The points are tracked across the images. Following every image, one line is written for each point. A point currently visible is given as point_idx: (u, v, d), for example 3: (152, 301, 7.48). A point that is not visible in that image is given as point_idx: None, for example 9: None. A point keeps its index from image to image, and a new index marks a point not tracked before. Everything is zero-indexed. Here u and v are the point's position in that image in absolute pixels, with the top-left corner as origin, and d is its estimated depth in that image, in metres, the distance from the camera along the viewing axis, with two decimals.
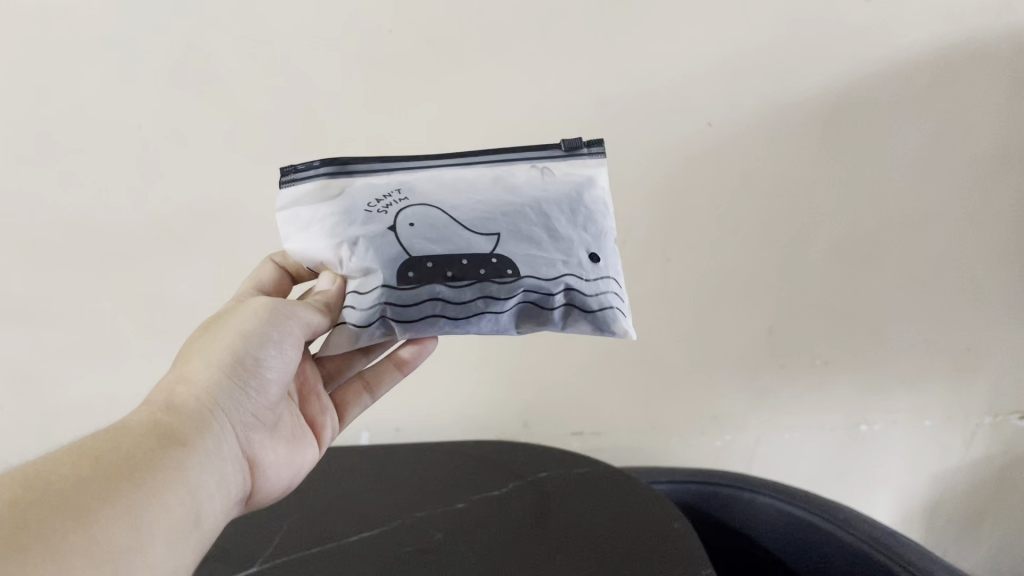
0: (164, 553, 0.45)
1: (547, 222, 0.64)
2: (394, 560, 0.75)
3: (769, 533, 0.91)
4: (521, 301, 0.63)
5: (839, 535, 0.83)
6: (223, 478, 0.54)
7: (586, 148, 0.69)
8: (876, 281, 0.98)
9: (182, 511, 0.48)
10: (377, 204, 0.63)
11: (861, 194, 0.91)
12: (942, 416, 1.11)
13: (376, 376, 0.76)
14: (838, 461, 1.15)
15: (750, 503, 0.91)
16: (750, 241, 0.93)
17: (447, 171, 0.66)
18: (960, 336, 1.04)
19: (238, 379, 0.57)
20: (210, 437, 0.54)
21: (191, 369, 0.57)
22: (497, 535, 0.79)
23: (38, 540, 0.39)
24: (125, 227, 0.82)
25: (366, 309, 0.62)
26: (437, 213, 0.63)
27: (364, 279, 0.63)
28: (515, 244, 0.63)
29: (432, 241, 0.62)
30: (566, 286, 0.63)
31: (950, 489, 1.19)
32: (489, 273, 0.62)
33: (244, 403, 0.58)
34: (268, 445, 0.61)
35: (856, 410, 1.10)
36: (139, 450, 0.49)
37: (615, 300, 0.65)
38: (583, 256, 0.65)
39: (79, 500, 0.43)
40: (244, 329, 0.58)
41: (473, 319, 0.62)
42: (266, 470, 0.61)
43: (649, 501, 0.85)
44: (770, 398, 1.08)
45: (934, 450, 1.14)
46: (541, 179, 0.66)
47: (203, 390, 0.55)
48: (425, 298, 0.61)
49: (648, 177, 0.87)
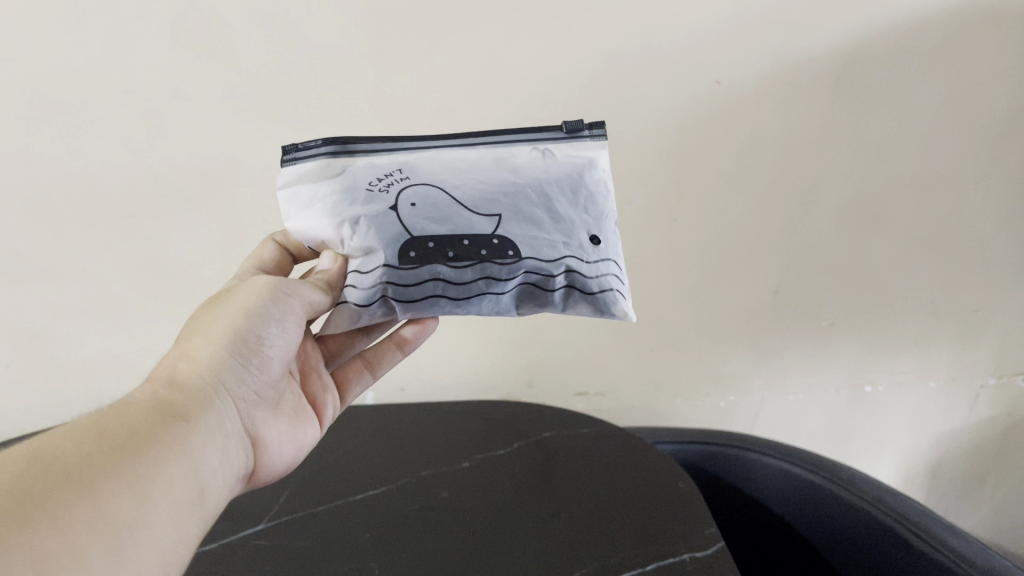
0: (166, 532, 0.43)
1: (547, 204, 0.64)
2: (400, 518, 0.76)
3: (772, 492, 0.91)
4: (521, 282, 0.62)
5: (841, 494, 0.83)
6: (223, 457, 0.52)
7: (586, 131, 0.68)
8: (883, 242, 0.98)
9: (185, 488, 0.46)
10: (378, 183, 0.63)
11: (870, 153, 0.90)
12: (946, 378, 1.11)
13: (377, 356, 0.75)
14: (842, 422, 1.16)
15: (754, 463, 0.91)
16: (757, 201, 0.93)
17: (446, 151, 0.66)
18: (967, 298, 1.03)
19: (240, 355, 0.55)
20: (212, 415, 0.52)
21: (193, 345, 0.55)
22: (502, 494, 0.80)
23: (42, 512, 0.37)
24: (127, 185, 0.82)
25: (367, 288, 0.60)
26: (438, 192, 0.63)
27: (365, 261, 0.61)
28: (515, 224, 0.63)
29: (434, 220, 0.62)
30: (567, 268, 0.63)
31: (953, 449, 1.19)
32: (490, 254, 0.61)
33: (245, 380, 0.56)
34: (269, 424, 0.59)
35: (860, 370, 1.10)
36: (142, 423, 0.47)
37: (614, 282, 0.65)
38: (583, 238, 0.64)
39: (83, 471, 0.41)
40: (246, 306, 0.57)
41: (473, 300, 0.61)
42: (266, 447, 0.59)
43: (653, 460, 0.85)
44: (775, 359, 1.08)
45: (938, 410, 1.14)
46: (542, 161, 0.65)
47: (204, 366, 0.53)
48: (426, 278, 0.60)
49: (654, 136, 0.86)
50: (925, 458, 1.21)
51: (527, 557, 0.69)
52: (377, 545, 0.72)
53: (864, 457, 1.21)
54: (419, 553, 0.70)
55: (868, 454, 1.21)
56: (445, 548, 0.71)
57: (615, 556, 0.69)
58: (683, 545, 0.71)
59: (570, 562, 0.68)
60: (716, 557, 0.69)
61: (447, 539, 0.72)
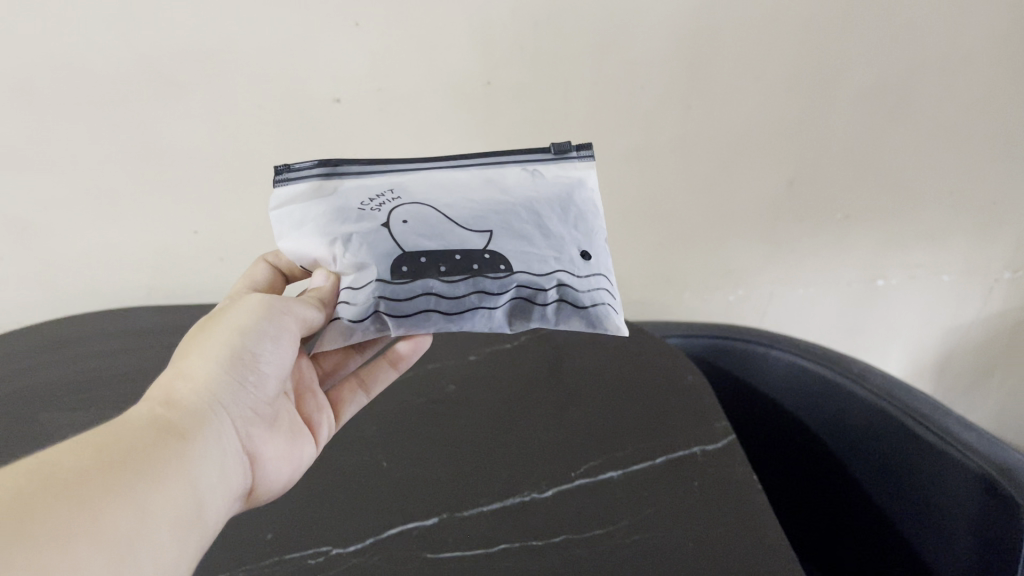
0: (166, 553, 0.40)
1: (538, 220, 0.61)
2: (406, 411, 0.75)
3: (781, 385, 0.91)
4: (513, 297, 0.59)
5: (851, 387, 0.82)
6: (223, 478, 0.49)
7: (575, 152, 0.64)
8: (905, 131, 0.94)
9: (186, 508, 0.43)
10: (371, 203, 0.59)
11: (898, 36, 0.85)
12: (961, 272, 1.09)
13: (371, 373, 0.72)
14: (853, 314, 1.15)
15: (762, 357, 0.91)
16: (777, 88, 0.88)
17: (438, 172, 0.61)
18: (986, 189, 1.01)
19: (237, 372, 0.52)
20: (211, 433, 0.48)
21: (187, 363, 0.51)
22: (509, 388, 0.79)
23: (41, 530, 0.34)
24: (115, 68, 0.77)
25: (360, 304, 0.57)
26: (430, 210, 0.59)
27: (358, 270, 0.58)
28: (507, 240, 0.60)
29: (426, 236, 0.58)
30: (559, 282, 0.60)
31: (963, 342, 1.19)
32: (482, 267, 0.58)
33: (243, 398, 0.52)
34: (267, 442, 0.55)
35: (872, 262, 1.08)
36: (139, 440, 0.43)
37: (608, 296, 0.61)
38: (575, 253, 0.61)
39: (82, 487, 0.38)
40: (240, 323, 0.53)
41: (466, 316, 0.58)
42: (265, 467, 0.55)
43: (661, 354, 0.84)
44: (787, 252, 1.06)
45: (950, 305, 1.13)
46: (530, 183, 0.62)
47: (201, 383, 0.50)
48: (419, 293, 0.57)
49: (672, 17, 0.81)
50: (934, 348, 1.20)
51: (534, 452, 0.69)
52: (384, 439, 0.71)
53: (873, 349, 1.20)
54: (426, 447, 0.70)
55: (877, 346, 1.20)
56: (452, 443, 0.70)
57: (622, 450, 0.69)
58: (693, 438, 0.70)
59: (577, 456, 0.68)
60: (726, 452, 0.69)
61: (454, 434, 0.72)
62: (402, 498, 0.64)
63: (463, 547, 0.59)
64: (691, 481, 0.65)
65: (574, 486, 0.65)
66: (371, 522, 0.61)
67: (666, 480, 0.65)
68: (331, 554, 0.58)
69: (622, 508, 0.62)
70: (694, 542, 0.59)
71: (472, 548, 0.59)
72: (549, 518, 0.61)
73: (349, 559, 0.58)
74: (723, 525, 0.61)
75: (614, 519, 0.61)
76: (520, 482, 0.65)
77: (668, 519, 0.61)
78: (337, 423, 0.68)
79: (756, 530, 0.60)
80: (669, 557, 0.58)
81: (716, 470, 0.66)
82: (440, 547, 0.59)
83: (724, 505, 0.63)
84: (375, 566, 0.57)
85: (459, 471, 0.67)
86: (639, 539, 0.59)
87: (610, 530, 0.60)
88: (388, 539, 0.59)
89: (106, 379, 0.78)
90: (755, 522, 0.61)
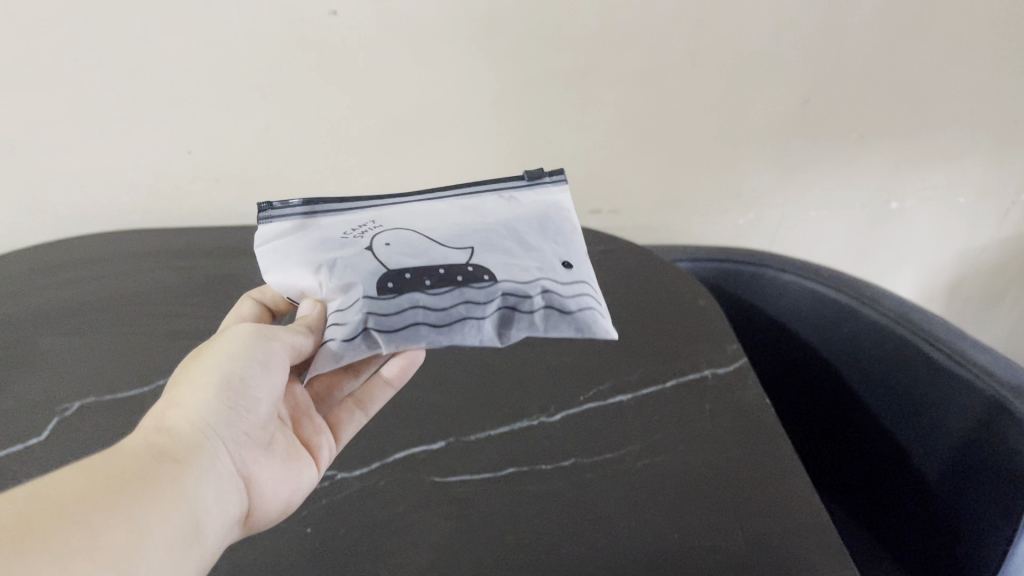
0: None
1: (516, 236, 0.58)
2: None
3: (791, 310, 0.89)
4: (502, 306, 0.53)
5: (863, 312, 0.81)
6: (223, 501, 0.45)
7: (547, 177, 0.64)
8: (927, 47, 0.90)
9: (179, 543, 0.40)
10: (353, 232, 0.56)
11: None
12: (977, 193, 1.07)
13: (366, 394, 0.62)
14: (864, 235, 1.12)
15: (772, 282, 0.89)
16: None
17: (417, 204, 0.60)
18: (1009, 107, 0.98)
19: (227, 401, 0.47)
20: (207, 454, 0.45)
21: (178, 393, 0.47)
22: None
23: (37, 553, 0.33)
24: None
25: (350, 318, 0.50)
26: (412, 235, 0.56)
27: (343, 288, 0.53)
28: (489, 254, 0.55)
29: (410, 255, 0.54)
30: (543, 288, 0.54)
31: (977, 263, 1.17)
32: (466, 278, 0.53)
33: (236, 429, 0.48)
34: (270, 475, 0.51)
35: (878, 182, 1.05)
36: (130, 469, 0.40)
37: (595, 304, 0.56)
38: (556, 264, 0.57)
39: (78, 510, 0.36)
40: (228, 350, 0.48)
41: (455, 327, 0.51)
42: (269, 501, 0.50)
43: (670, 278, 0.82)
44: (799, 174, 1.03)
45: (965, 226, 1.11)
46: (509, 206, 0.60)
47: (192, 413, 0.45)
48: (404, 306, 0.51)
49: None
50: (945, 270, 1.18)
51: (542, 377, 0.67)
52: None
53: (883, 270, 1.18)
54: (431, 372, 0.69)
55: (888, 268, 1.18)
56: (457, 369, 0.69)
57: (632, 374, 0.67)
58: (704, 362, 0.69)
59: (586, 380, 0.67)
60: (739, 375, 0.67)
61: (460, 359, 0.70)
62: (409, 423, 0.62)
63: (471, 472, 0.58)
64: (703, 404, 0.64)
65: (583, 410, 0.63)
66: (377, 446, 0.60)
67: (677, 404, 0.64)
68: (338, 478, 0.57)
69: (633, 431, 0.61)
70: (706, 466, 0.58)
71: (481, 472, 0.58)
72: (558, 442, 0.60)
73: (355, 483, 0.57)
74: (735, 449, 0.60)
75: (624, 443, 0.60)
76: (528, 406, 0.64)
77: (679, 443, 0.60)
78: (338, 445, 0.58)
79: (769, 454, 0.59)
80: (681, 481, 0.57)
81: (729, 394, 0.65)
82: (447, 471, 0.58)
83: (737, 428, 0.61)
84: (383, 488, 0.56)
85: (465, 396, 0.65)
86: (650, 463, 0.58)
87: (621, 454, 0.59)
88: (395, 463, 0.59)
89: (101, 305, 0.76)
90: (768, 446, 0.60)
